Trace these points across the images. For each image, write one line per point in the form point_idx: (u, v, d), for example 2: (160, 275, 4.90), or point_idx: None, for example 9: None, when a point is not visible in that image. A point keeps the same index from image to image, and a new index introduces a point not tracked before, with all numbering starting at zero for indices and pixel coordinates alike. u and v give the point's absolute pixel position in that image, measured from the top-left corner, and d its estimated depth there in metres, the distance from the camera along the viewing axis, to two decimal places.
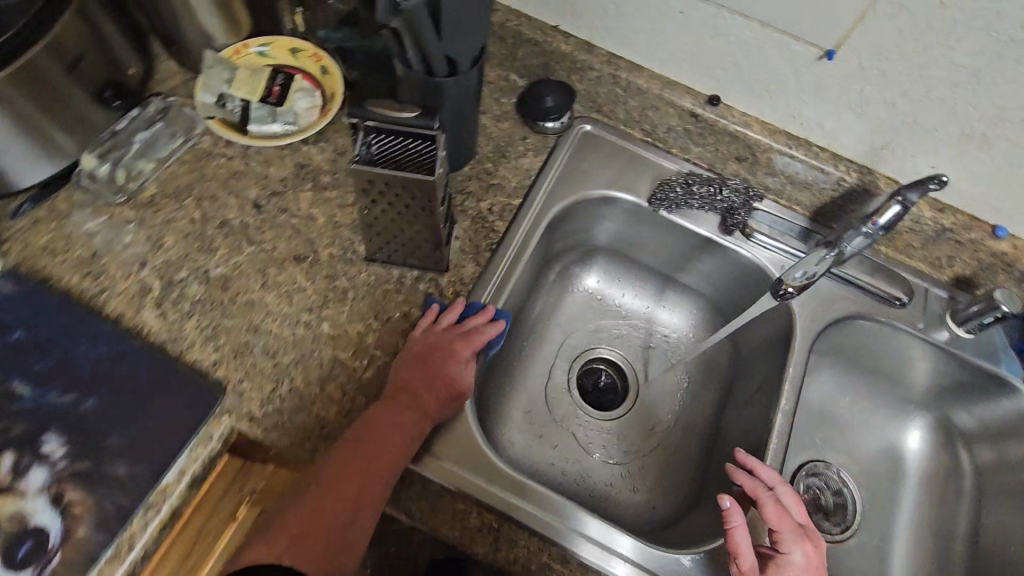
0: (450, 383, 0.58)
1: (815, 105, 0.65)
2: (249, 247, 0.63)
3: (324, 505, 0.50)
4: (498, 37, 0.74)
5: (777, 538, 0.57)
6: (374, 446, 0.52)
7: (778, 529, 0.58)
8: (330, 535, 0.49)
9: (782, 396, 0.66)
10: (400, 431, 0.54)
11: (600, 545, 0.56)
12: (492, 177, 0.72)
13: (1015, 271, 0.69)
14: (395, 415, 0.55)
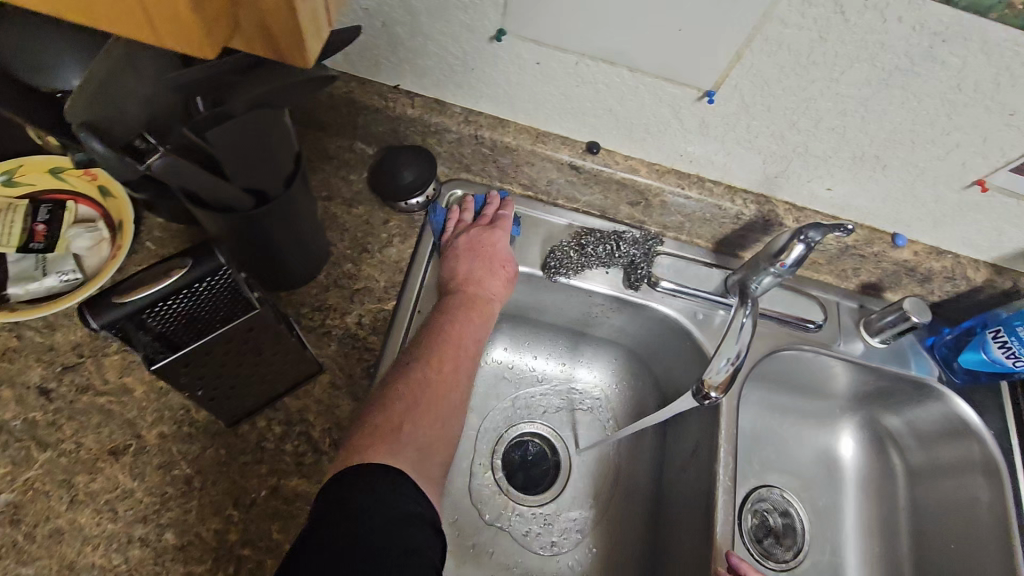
0: (497, 261, 0.61)
1: (701, 143, 0.58)
2: (42, 454, 0.48)
3: (423, 374, 0.52)
4: (328, 107, 0.60)
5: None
6: (456, 332, 0.55)
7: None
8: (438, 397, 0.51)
9: (720, 465, 0.61)
10: (472, 317, 0.58)
11: None
12: (355, 279, 0.59)
13: (919, 275, 0.66)
14: (463, 300, 0.58)
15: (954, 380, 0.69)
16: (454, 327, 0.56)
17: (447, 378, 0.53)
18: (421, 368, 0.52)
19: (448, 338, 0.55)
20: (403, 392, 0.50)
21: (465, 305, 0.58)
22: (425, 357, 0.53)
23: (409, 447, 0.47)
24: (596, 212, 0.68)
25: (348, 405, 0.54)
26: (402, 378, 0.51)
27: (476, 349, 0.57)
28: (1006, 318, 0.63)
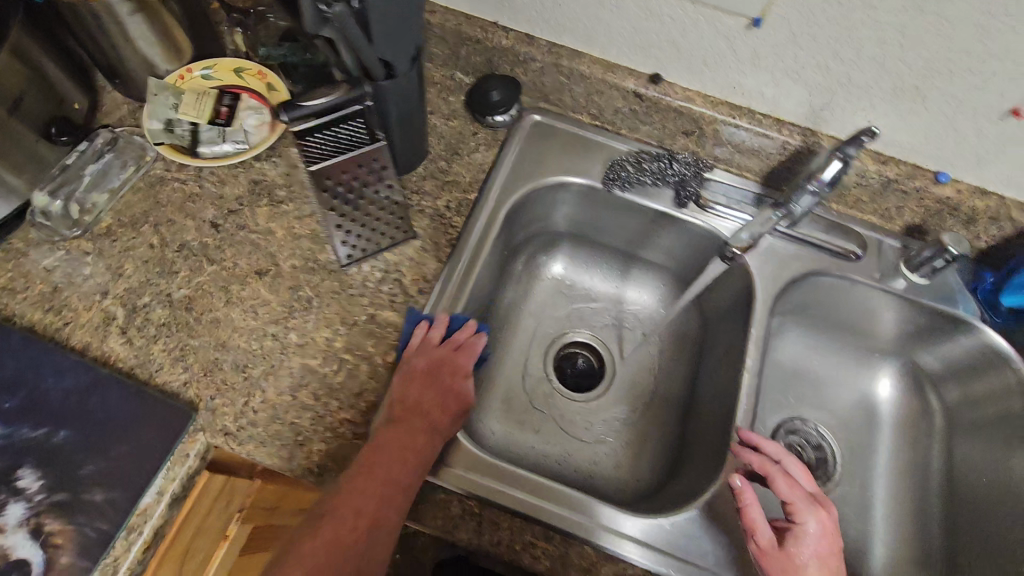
0: (446, 391, 0.60)
1: (753, 75, 0.67)
2: (210, 266, 0.64)
3: (343, 525, 0.49)
4: (441, 38, 0.75)
5: (791, 509, 0.58)
6: (380, 476, 0.52)
7: (790, 499, 0.58)
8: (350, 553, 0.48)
9: (747, 355, 0.67)
10: (409, 448, 0.54)
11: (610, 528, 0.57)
12: (446, 175, 0.73)
13: (962, 215, 0.70)
14: (403, 438, 0.54)
15: (995, 321, 0.71)
16: (385, 466, 0.52)
17: (374, 495, 0.51)
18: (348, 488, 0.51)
19: (382, 475, 0.52)
20: (320, 539, 0.49)
21: (415, 427, 0.55)
22: (359, 480, 0.52)
23: None
24: (654, 143, 0.78)
25: (433, 265, 0.67)
26: (324, 524, 0.50)
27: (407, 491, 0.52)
28: None
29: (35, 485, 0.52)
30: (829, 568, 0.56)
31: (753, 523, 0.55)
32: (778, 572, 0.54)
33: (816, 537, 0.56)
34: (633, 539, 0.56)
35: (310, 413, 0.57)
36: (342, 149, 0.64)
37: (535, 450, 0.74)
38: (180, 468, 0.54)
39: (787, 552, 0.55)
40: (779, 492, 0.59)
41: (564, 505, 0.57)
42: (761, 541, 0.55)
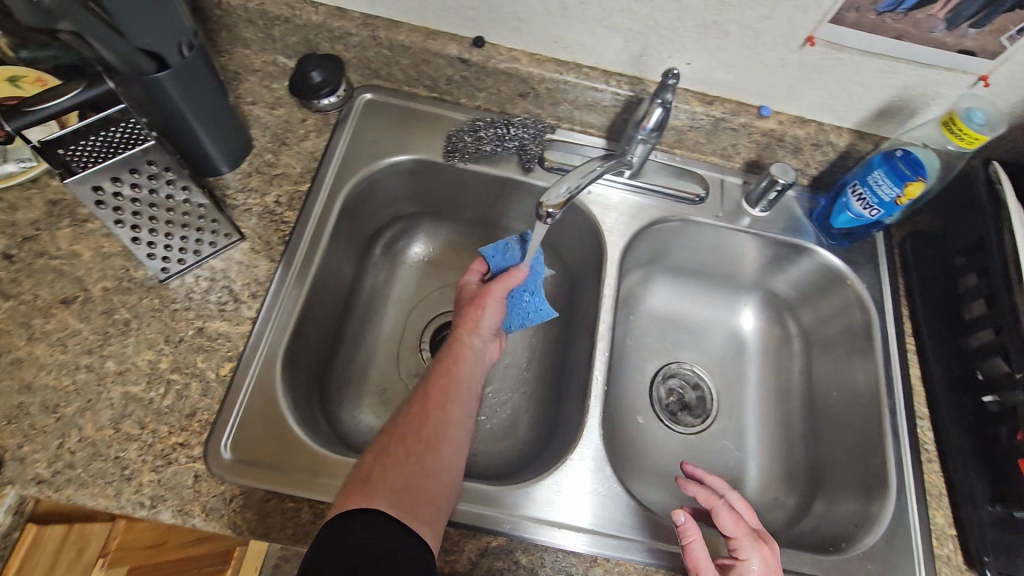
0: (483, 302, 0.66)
1: (568, 26, 0.66)
2: (5, 302, 0.57)
3: (401, 428, 0.54)
4: (246, 20, 0.69)
5: (734, 545, 0.55)
6: (444, 376, 0.59)
7: (733, 535, 0.55)
8: (417, 438, 0.53)
9: (602, 308, 0.69)
10: (462, 357, 0.62)
11: (551, 522, 0.57)
12: (274, 168, 0.68)
13: (789, 145, 0.73)
14: (451, 355, 0.62)
15: (832, 242, 0.75)
16: (448, 367, 0.60)
17: (427, 425, 0.55)
18: (405, 423, 0.55)
19: (458, 375, 0.60)
20: (400, 442, 0.53)
21: (446, 353, 0.62)
22: (406, 420, 0.55)
23: (384, 491, 0.49)
24: (495, 109, 0.76)
25: (265, 265, 0.63)
26: (388, 431, 0.54)
27: (462, 387, 0.59)
28: (859, 172, 0.69)
29: None
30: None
31: (697, 561, 0.52)
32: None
33: (760, 573, 0.53)
34: (579, 527, 0.57)
35: (137, 444, 0.53)
36: (101, 157, 0.49)
37: None
38: None
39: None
40: (723, 527, 0.56)
41: (468, 499, 0.56)
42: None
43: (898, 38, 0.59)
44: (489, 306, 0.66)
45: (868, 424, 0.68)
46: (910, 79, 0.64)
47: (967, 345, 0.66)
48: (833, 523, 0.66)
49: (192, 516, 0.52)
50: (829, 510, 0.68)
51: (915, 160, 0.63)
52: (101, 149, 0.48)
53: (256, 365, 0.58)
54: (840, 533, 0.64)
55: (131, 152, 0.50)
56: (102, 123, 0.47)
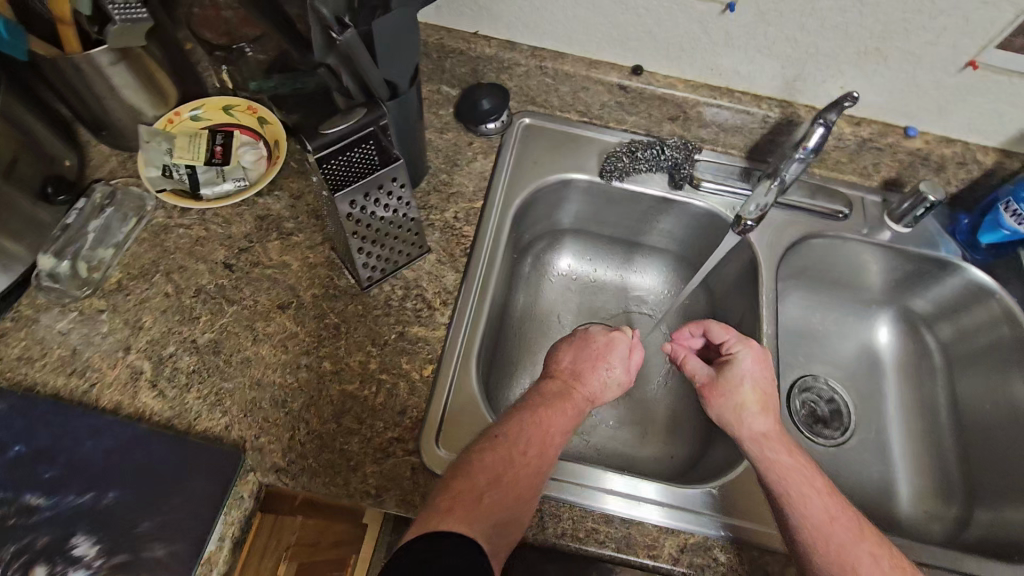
0: (602, 360, 0.63)
1: (727, 55, 0.71)
2: (231, 307, 0.63)
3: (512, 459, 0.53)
4: (424, 54, 0.76)
5: (727, 347, 0.65)
6: (552, 422, 0.57)
7: (724, 339, 0.66)
8: (523, 478, 0.53)
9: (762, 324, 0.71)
10: (565, 408, 0.59)
11: (627, 496, 0.58)
12: (449, 187, 0.74)
13: (934, 163, 0.76)
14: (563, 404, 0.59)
15: (975, 258, 0.77)
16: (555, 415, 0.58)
17: (533, 471, 0.54)
18: (516, 462, 0.53)
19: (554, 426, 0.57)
20: (508, 475, 0.52)
21: (557, 399, 0.59)
22: (509, 444, 0.54)
23: (484, 520, 0.49)
24: (642, 132, 0.81)
25: (452, 276, 0.68)
26: (490, 451, 0.53)
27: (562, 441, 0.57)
28: (1014, 188, 0.71)
29: (92, 551, 0.51)
30: (762, 388, 0.61)
31: (694, 369, 0.66)
32: (718, 398, 0.62)
33: (750, 363, 0.63)
34: (652, 501, 0.58)
35: (358, 437, 0.58)
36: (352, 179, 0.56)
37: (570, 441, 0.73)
38: (237, 511, 0.54)
39: (723, 379, 0.63)
40: (715, 335, 0.67)
41: (563, 476, 0.59)
42: (701, 380, 0.65)
43: None
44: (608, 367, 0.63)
45: None
46: None
47: None
48: (1003, 532, 0.66)
49: (415, 505, 0.55)
50: (995, 520, 0.68)
51: None
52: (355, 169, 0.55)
53: (454, 367, 0.63)
54: (1018, 541, 0.64)
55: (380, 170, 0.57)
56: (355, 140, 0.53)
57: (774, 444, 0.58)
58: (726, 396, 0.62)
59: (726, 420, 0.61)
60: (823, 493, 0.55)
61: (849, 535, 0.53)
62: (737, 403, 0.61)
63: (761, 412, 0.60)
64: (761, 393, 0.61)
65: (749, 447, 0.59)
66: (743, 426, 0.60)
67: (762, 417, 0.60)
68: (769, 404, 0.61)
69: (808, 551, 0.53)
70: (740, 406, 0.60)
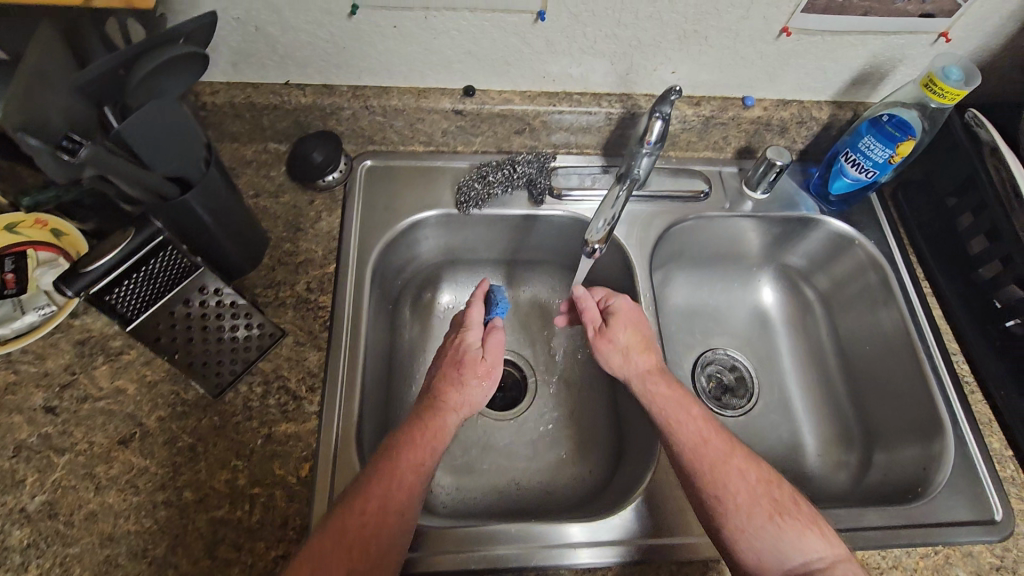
0: (454, 365, 0.61)
1: (555, 61, 0.68)
2: (62, 457, 0.55)
3: (351, 515, 0.50)
4: (235, 116, 0.69)
5: (607, 301, 0.68)
6: (399, 459, 0.54)
7: (606, 296, 0.69)
8: (368, 533, 0.50)
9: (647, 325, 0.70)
10: (420, 432, 0.56)
11: (588, 542, 0.57)
12: (295, 256, 0.68)
13: (776, 127, 0.76)
14: (414, 434, 0.56)
15: (832, 209, 0.80)
16: (409, 450, 0.55)
17: (377, 525, 0.50)
18: (354, 523, 0.50)
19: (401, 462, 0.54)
20: (351, 535, 0.49)
21: (411, 430, 0.56)
22: (355, 501, 0.51)
23: None
24: (492, 149, 0.77)
25: (315, 355, 0.62)
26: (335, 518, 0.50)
27: (421, 477, 0.54)
28: (848, 139, 0.72)
29: None
30: (642, 332, 0.65)
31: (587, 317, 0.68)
32: (606, 344, 0.66)
33: (626, 313, 0.66)
34: (614, 540, 0.57)
35: (238, 566, 0.52)
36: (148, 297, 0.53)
37: (485, 487, 0.71)
38: None
39: (607, 331, 0.66)
40: (598, 291, 0.70)
41: (475, 544, 0.56)
42: (590, 330, 0.67)
43: (865, 14, 0.63)
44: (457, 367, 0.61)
45: (910, 373, 0.72)
46: (879, 48, 0.68)
47: (978, 277, 0.71)
48: (899, 471, 0.70)
49: None
50: (891, 459, 0.71)
51: (902, 121, 0.67)
52: (148, 290, 0.52)
53: (334, 454, 0.58)
54: (911, 477, 0.68)
55: (173, 292, 0.54)
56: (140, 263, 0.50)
57: (656, 380, 0.62)
58: (614, 341, 0.65)
59: (614, 364, 0.65)
60: (697, 420, 0.58)
61: (720, 456, 0.56)
62: (624, 345, 0.64)
63: (641, 353, 0.64)
64: (644, 335, 0.65)
65: (634, 385, 0.63)
66: (629, 366, 0.64)
67: (645, 357, 0.64)
68: (651, 344, 0.65)
69: (688, 479, 0.56)
70: (628, 349, 0.64)
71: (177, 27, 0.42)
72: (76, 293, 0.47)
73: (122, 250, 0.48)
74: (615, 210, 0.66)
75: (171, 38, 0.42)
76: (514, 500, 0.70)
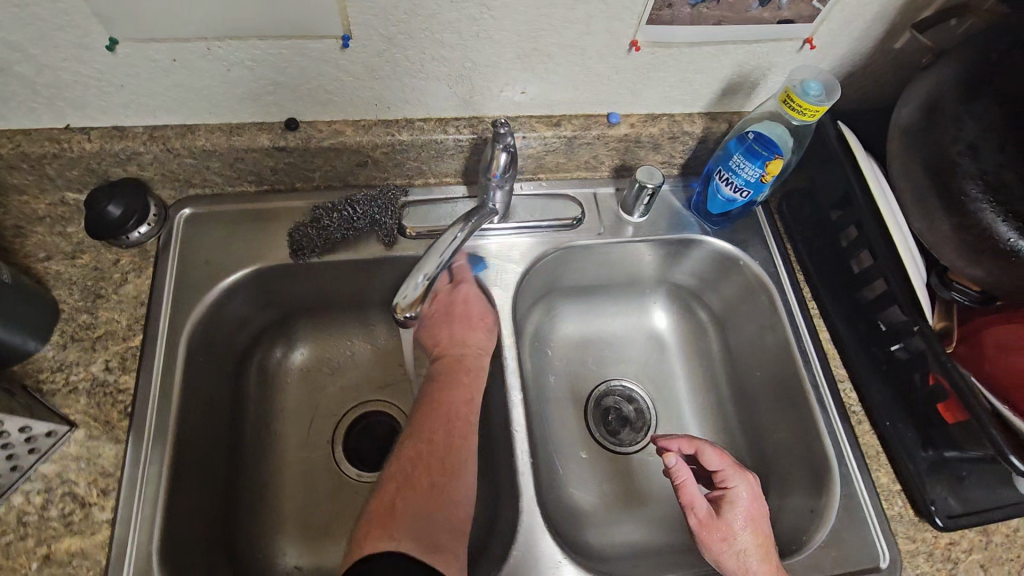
0: (475, 317, 0.68)
1: (383, 87, 0.59)
2: None
3: (416, 461, 0.59)
4: (9, 167, 0.58)
5: (722, 477, 0.61)
6: (449, 409, 0.64)
7: (720, 468, 0.61)
8: (433, 468, 0.59)
9: (512, 410, 0.63)
10: (451, 385, 0.66)
11: None
12: (93, 329, 0.58)
13: (649, 144, 0.70)
14: (457, 392, 0.65)
15: (714, 229, 0.74)
16: (448, 399, 0.64)
17: (440, 454, 0.60)
18: (419, 471, 0.59)
19: (447, 408, 0.64)
20: (422, 472, 0.59)
21: (455, 392, 0.65)
22: (418, 448, 0.60)
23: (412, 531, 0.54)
24: (337, 185, 0.69)
25: (110, 451, 0.53)
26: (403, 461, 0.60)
27: (470, 411, 0.64)
28: (719, 156, 0.66)
29: None
30: (762, 531, 0.57)
31: (690, 498, 0.57)
32: (719, 541, 0.56)
33: (746, 500, 0.59)
34: None
35: None
36: None
37: None
38: None
39: (722, 519, 0.57)
40: (710, 462, 0.61)
41: None
42: (699, 513, 0.57)
43: (719, 24, 0.57)
44: (470, 313, 0.69)
45: (800, 415, 0.67)
46: (741, 58, 0.62)
47: (862, 299, 0.67)
48: (789, 516, 0.65)
49: None
50: (783, 503, 0.67)
51: (768, 140, 0.62)
52: None
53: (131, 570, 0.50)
54: (798, 526, 0.63)
55: None
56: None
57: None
58: (730, 541, 0.56)
59: (728, 568, 0.55)
60: None
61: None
62: (743, 542, 0.56)
63: (763, 560, 0.55)
64: (762, 536, 0.57)
65: None
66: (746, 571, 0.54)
67: (767, 567, 0.55)
68: (769, 547, 0.56)
69: None
70: (750, 548, 0.56)
71: None
72: None
73: None
74: (439, 266, 0.53)
75: None
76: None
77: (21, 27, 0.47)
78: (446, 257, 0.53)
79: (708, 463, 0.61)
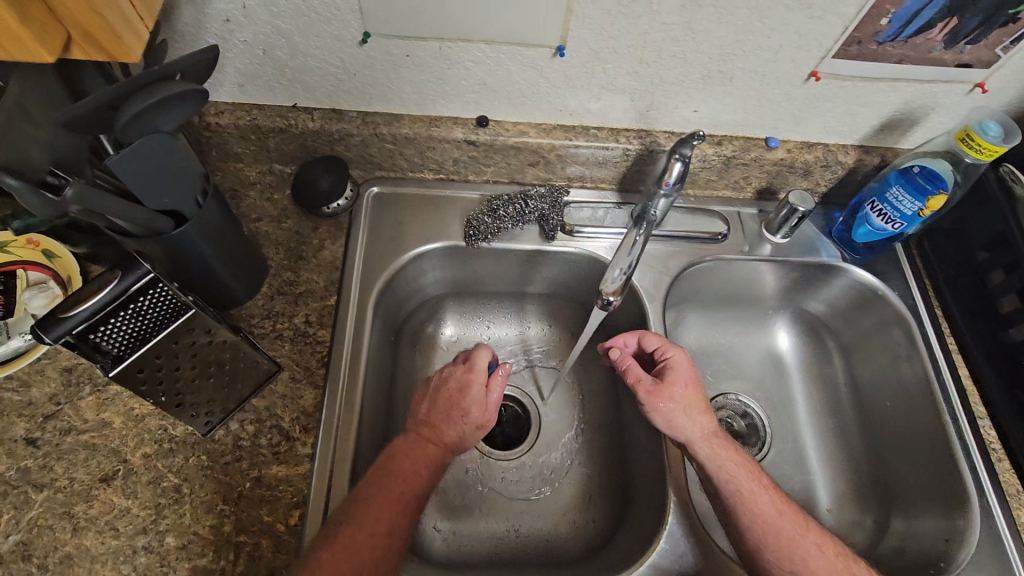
0: (458, 410, 0.61)
1: (572, 95, 0.65)
2: (40, 494, 0.52)
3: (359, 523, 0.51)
4: (240, 137, 0.67)
5: (660, 351, 0.65)
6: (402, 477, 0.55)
7: (658, 345, 0.66)
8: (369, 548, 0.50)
9: None
10: (418, 457, 0.57)
11: None
12: (296, 285, 0.65)
13: (800, 170, 0.74)
14: (415, 458, 0.57)
15: (856, 258, 0.76)
16: (407, 469, 0.56)
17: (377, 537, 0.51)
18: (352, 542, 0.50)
19: (407, 482, 0.55)
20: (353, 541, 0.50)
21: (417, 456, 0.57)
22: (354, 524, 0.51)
23: None
24: (505, 180, 0.75)
25: (311, 395, 0.60)
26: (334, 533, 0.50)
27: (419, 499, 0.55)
28: (875, 188, 0.70)
29: None
30: (700, 390, 0.64)
31: (638, 375, 0.64)
32: (668, 403, 0.62)
33: (686, 367, 0.64)
34: None
35: None
36: (134, 337, 0.45)
37: (484, 535, 0.68)
38: None
39: (667, 385, 0.63)
40: (649, 340, 0.66)
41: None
42: (646, 384, 0.63)
43: (899, 62, 0.61)
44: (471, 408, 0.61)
45: (935, 445, 0.68)
46: (911, 96, 0.66)
47: (1008, 338, 0.67)
48: (917, 540, 0.67)
49: None
50: (910, 529, 0.68)
51: (934, 174, 0.65)
52: (136, 336, 0.45)
53: (328, 501, 0.56)
54: (930, 551, 0.65)
55: (167, 327, 0.46)
56: (135, 297, 0.43)
57: (721, 441, 0.61)
58: (676, 401, 0.62)
59: (675, 424, 0.62)
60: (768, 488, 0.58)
61: (798, 529, 0.56)
62: (684, 402, 0.62)
63: (703, 413, 0.62)
64: (701, 394, 0.63)
65: (700, 448, 0.60)
66: (695, 426, 0.61)
67: (705, 418, 0.62)
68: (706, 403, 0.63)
69: (760, 550, 0.55)
70: (694, 405, 0.62)
71: (176, 62, 0.41)
72: (56, 339, 0.40)
73: (107, 297, 0.41)
74: (633, 258, 0.62)
75: (165, 73, 0.41)
76: (506, 556, 0.67)
77: (298, 18, 0.55)
78: (639, 241, 0.61)
79: (647, 343, 0.66)
